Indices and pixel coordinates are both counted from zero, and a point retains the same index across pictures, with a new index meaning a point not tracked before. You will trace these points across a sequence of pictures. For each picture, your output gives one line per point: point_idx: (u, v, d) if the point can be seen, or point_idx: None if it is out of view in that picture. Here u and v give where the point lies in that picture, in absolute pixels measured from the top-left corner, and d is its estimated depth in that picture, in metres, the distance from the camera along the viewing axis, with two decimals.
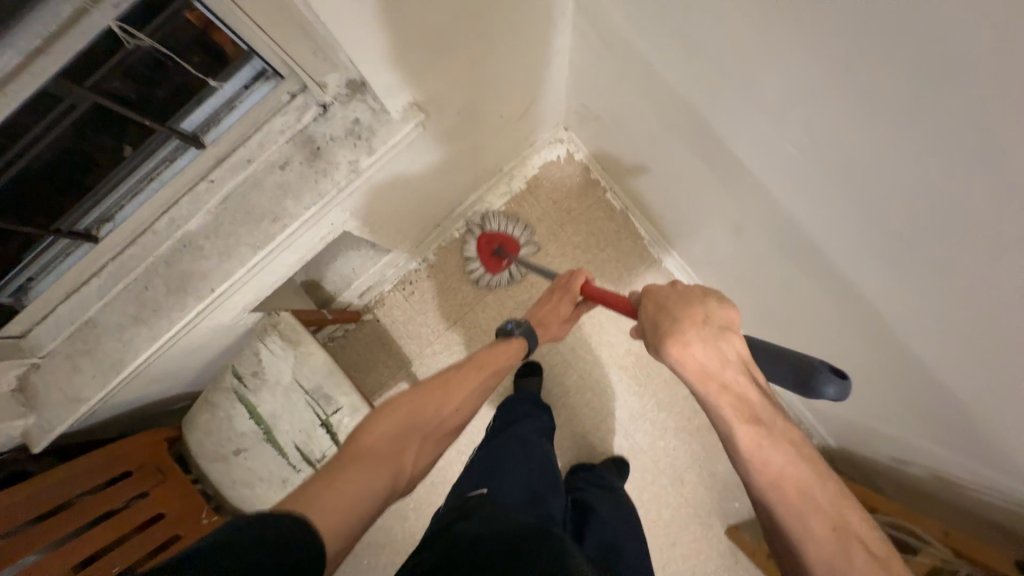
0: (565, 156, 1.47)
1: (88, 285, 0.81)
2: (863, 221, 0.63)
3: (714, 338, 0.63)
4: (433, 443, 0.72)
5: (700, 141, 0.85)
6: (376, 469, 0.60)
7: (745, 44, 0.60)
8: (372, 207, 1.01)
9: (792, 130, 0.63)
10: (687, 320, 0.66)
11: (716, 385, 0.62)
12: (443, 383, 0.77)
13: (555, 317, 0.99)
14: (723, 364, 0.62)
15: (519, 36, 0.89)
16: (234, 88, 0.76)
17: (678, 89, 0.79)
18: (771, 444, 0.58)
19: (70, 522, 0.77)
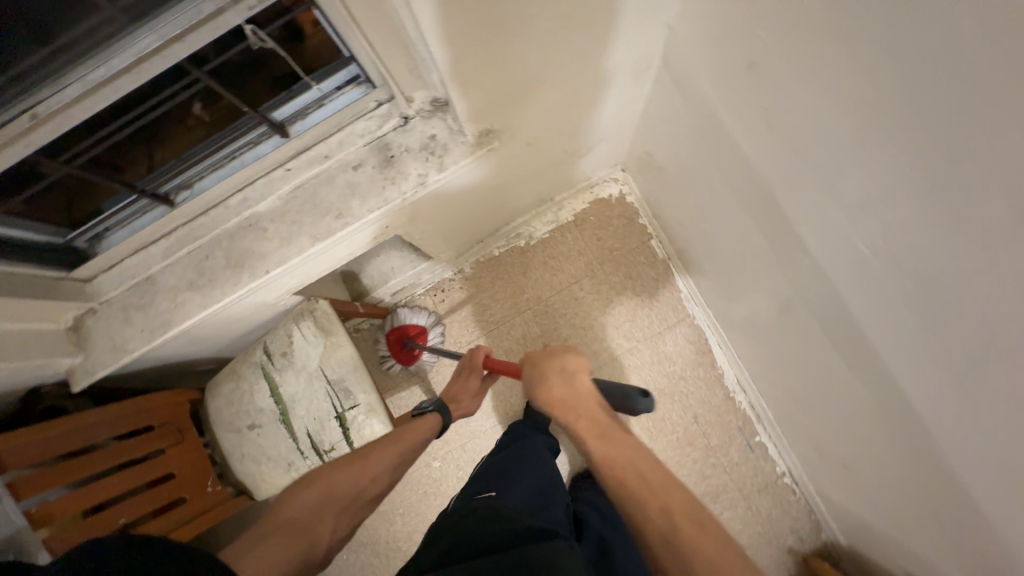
0: (616, 196, 1.48)
1: (156, 244, 0.85)
2: (923, 334, 0.62)
3: (567, 378, 0.82)
4: (353, 512, 0.82)
5: (765, 215, 0.84)
6: (283, 546, 0.72)
7: (834, 137, 0.60)
8: (426, 217, 1.04)
9: (869, 229, 0.62)
10: (551, 367, 0.85)
11: (569, 409, 0.79)
12: (362, 455, 0.87)
13: (465, 393, 1.09)
14: (577, 395, 0.80)
15: (601, 82, 0.91)
16: (328, 88, 0.80)
17: (752, 162, 0.79)
18: (614, 447, 0.71)
19: (91, 467, 0.81)
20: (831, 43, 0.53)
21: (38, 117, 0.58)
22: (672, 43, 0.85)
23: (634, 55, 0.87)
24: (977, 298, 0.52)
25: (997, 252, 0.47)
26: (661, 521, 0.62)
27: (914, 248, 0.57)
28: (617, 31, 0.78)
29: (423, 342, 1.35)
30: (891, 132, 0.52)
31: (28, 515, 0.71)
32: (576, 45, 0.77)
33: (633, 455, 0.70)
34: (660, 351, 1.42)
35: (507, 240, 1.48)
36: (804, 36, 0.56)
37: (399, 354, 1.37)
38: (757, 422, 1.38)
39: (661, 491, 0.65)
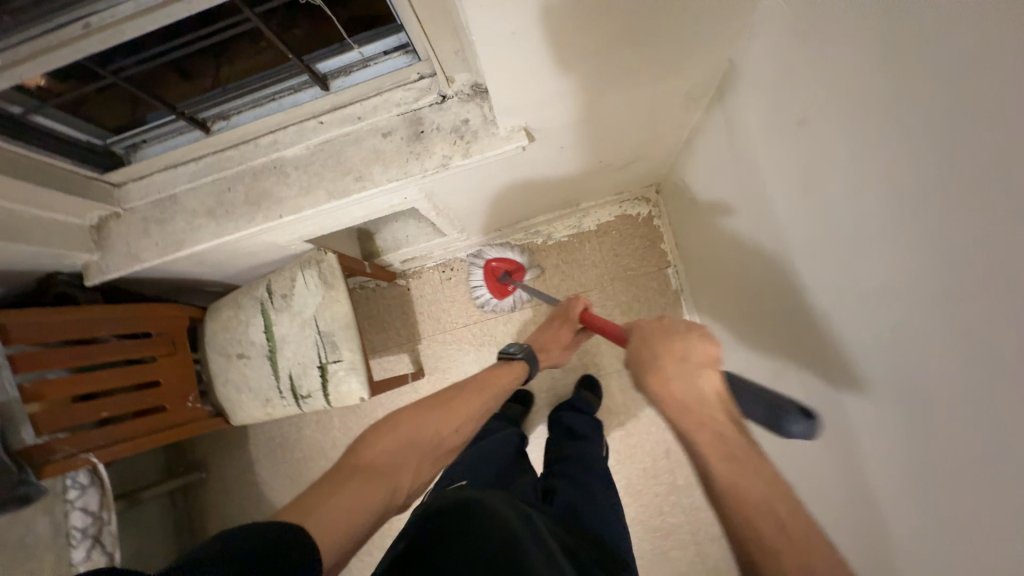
0: (644, 217, 1.45)
1: (185, 166, 0.89)
2: (905, 431, 0.60)
3: (690, 373, 0.65)
4: (433, 460, 0.78)
5: (780, 275, 0.81)
6: (369, 482, 0.67)
7: (859, 213, 0.58)
8: (446, 196, 1.04)
9: (873, 314, 0.60)
10: (666, 352, 0.69)
11: (693, 416, 0.62)
12: (444, 403, 0.85)
13: (554, 343, 1.06)
14: (701, 399, 0.63)
15: (651, 102, 0.88)
16: (374, 51, 0.81)
17: (779, 217, 0.76)
18: (743, 477, 0.54)
19: (86, 357, 0.85)
20: (886, 123, 0.50)
21: (91, 27, 0.61)
22: (730, 78, 0.81)
23: (690, 82, 0.84)
24: (971, 421, 0.49)
25: (1001, 385, 0.45)
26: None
27: (917, 354, 0.54)
28: (677, 55, 0.75)
29: (520, 277, 1.36)
30: (924, 231, 0.49)
31: (20, 388, 0.77)
32: (634, 62, 0.74)
33: (769, 494, 0.53)
34: None
35: (526, 235, 1.48)
36: (852, 106, 0.54)
37: (494, 289, 1.36)
38: None
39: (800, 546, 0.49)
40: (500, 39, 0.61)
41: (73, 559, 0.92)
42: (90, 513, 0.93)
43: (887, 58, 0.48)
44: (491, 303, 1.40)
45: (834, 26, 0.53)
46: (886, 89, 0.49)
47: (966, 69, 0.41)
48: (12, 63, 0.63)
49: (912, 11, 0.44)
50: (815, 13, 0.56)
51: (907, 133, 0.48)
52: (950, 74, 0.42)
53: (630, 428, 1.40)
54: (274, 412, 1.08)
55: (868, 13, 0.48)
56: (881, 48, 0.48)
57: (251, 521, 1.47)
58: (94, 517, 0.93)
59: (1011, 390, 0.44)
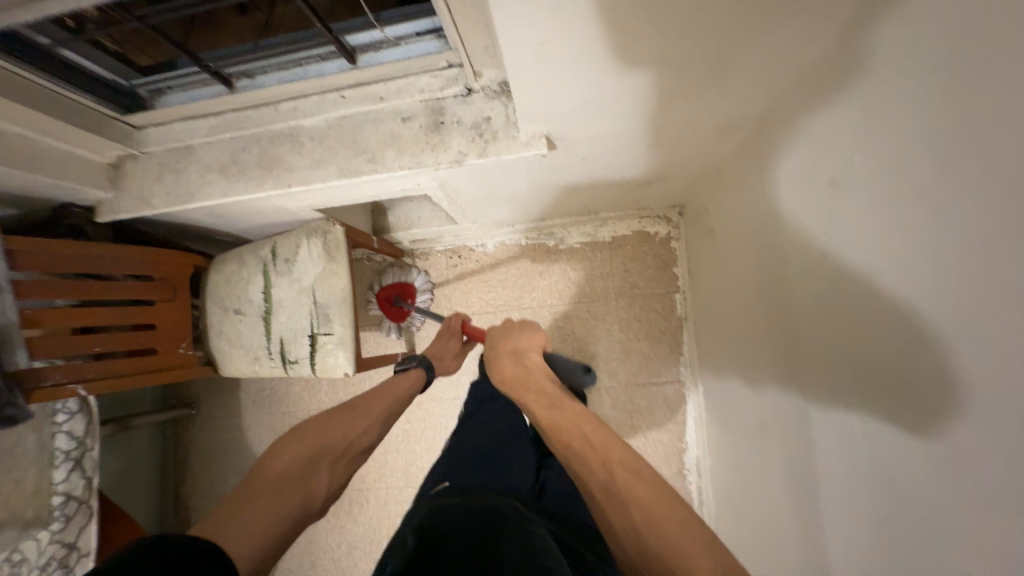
0: (662, 236, 1.40)
1: (205, 118, 0.88)
2: (874, 463, 0.58)
3: (516, 357, 0.94)
4: (347, 462, 0.81)
5: (781, 307, 0.79)
6: (280, 492, 0.69)
7: (858, 230, 0.57)
8: (460, 187, 1.02)
9: (856, 336, 0.59)
10: (505, 350, 0.97)
11: (520, 384, 0.88)
12: (349, 408, 0.89)
13: (447, 353, 1.17)
14: (530, 374, 0.90)
15: (685, 125, 0.84)
16: (405, 31, 0.78)
17: (786, 241, 0.74)
18: (567, 420, 0.74)
19: (86, 292, 0.87)
20: (916, 206, 0.47)
21: None
22: (771, 118, 0.75)
23: (726, 114, 0.80)
24: (944, 496, 0.48)
25: (983, 490, 0.43)
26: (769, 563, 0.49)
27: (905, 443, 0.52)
28: (717, 86, 0.70)
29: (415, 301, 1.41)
30: (922, 302, 0.47)
31: (22, 313, 0.80)
32: (669, 88, 0.70)
33: (578, 420, 0.73)
34: (634, 400, 1.40)
35: (538, 234, 1.46)
36: (864, 123, 0.53)
37: (392, 313, 1.40)
38: (698, 508, 1.34)
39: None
40: (525, 48, 0.58)
41: (52, 478, 0.97)
42: (75, 437, 0.99)
43: (931, 140, 0.44)
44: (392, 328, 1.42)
45: (888, 93, 0.49)
46: (922, 173, 0.46)
47: (1005, 174, 0.37)
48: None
49: (952, 74, 0.41)
50: (872, 71, 0.51)
51: (934, 223, 0.45)
52: (990, 175, 0.39)
53: None
54: (261, 371, 1.10)
55: (924, 89, 0.45)
56: (927, 129, 0.45)
57: (233, 463, 1.54)
58: (78, 442, 1.00)
59: (999, 509, 0.42)
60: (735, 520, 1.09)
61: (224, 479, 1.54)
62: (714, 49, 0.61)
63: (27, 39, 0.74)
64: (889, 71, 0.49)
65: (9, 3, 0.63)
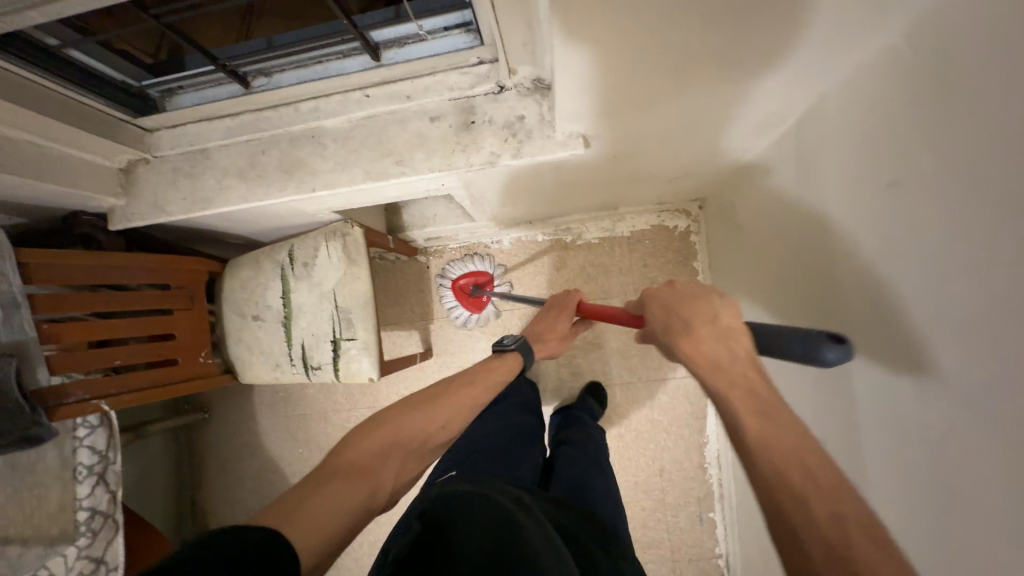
0: (681, 230, 1.39)
1: (219, 121, 0.84)
2: (905, 442, 0.62)
3: (723, 335, 0.61)
4: (417, 458, 0.78)
5: (807, 299, 0.81)
6: (354, 482, 0.67)
7: (886, 224, 0.60)
8: (483, 187, 0.99)
9: (881, 324, 0.62)
10: (696, 315, 0.65)
11: (722, 375, 0.58)
12: (430, 398, 0.86)
13: (551, 332, 1.06)
14: (731, 358, 0.59)
15: (719, 124, 0.82)
16: (433, 26, 0.75)
17: (815, 235, 0.77)
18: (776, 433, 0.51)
19: (103, 304, 0.84)
20: (993, 217, 0.45)
21: None
22: (814, 114, 0.73)
23: (767, 110, 0.77)
24: (976, 471, 0.51)
25: (1009, 464, 0.47)
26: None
27: (973, 456, 0.51)
28: (765, 83, 0.68)
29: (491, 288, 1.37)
30: (950, 290, 0.51)
31: (40, 329, 0.77)
32: (715, 85, 0.67)
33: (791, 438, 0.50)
34: (654, 396, 1.39)
35: (555, 230, 1.43)
36: (897, 120, 0.56)
37: (470, 304, 1.37)
38: (718, 500, 1.36)
39: (864, 544, 0.43)
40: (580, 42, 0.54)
41: (77, 494, 0.97)
42: (98, 451, 0.99)
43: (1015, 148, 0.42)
44: (471, 320, 1.39)
45: (959, 97, 0.47)
46: (1002, 181, 0.44)
47: None
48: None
49: (985, 78, 0.44)
50: (941, 72, 0.49)
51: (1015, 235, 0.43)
52: None
53: (628, 440, 1.39)
54: (282, 378, 1.08)
55: (995, 92, 0.43)
56: (1000, 133, 0.43)
57: (249, 467, 1.53)
58: (101, 456, 0.99)
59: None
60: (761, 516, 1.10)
61: (240, 484, 1.53)
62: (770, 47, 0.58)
63: (35, 41, 0.70)
64: (943, 73, 0.48)
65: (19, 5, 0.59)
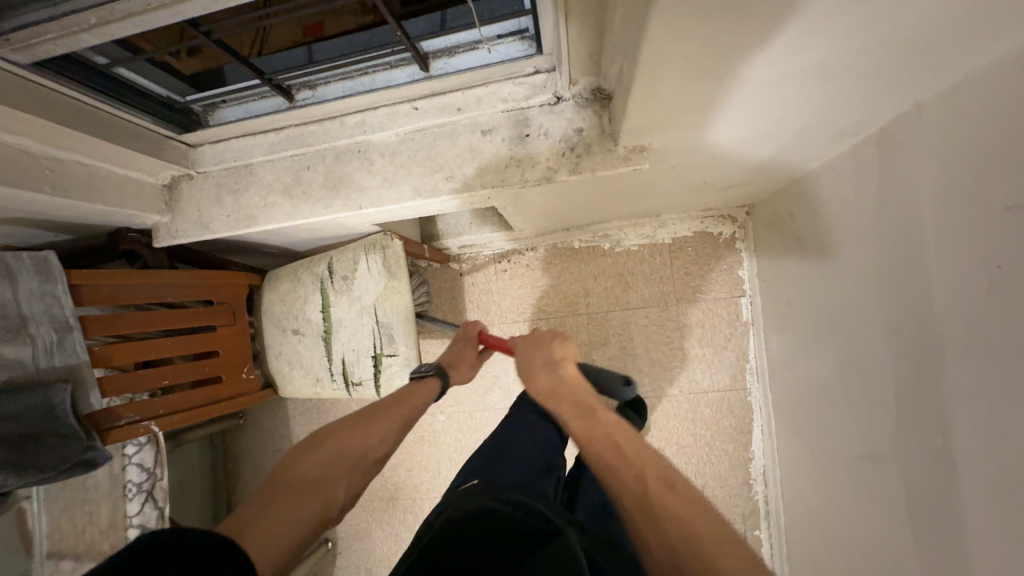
0: (727, 237, 1.33)
1: (263, 135, 0.82)
2: (998, 475, 0.57)
3: (552, 368, 0.81)
4: (363, 472, 0.74)
5: (886, 316, 0.76)
6: (297, 498, 0.63)
7: (990, 238, 0.55)
8: (529, 198, 0.95)
9: (984, 346, 0.57)
10: (539, 360, 0.84)
11: (555, 396, 0.77)
12: (366, 415, 0.81)
13: (463, 361, 1.02)
14: (563, 382, 0.78)
15: (784, 134, 0.77)
16: (488, 34, 0.70)
17: (894, 247, 0.72)
18: (593, 425, 0.68)
19: (149, 323, 0.82)
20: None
21: None
22: (904, 124, 0.66)
23: (846, 119, 0.71)
24: None
25: None
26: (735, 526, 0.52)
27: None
28: (848, 93, 0.62)
29: None
30: None
31: (91, 351, 0.77)
32: (795, 98, 0.62)
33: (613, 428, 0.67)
34: (697, 410, 1.34)
35: (592, 237, 1.39)
36: (1006, 126, 0.51)
37: None
38: (763, 518, 1.31)
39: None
40: (666, 49, 0.49)
41: (128, 511, 1.04)
42: (145, 469, 1.04)
43: None
44: None
45: None
46: None
47: None
48: (104, 21, 0.56)
49: None
50: None
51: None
52: None
53: (669, 454, 1.35)
54: (323, 392, 1.07)
55: None
56: None
57: None
58: (148, 473, 1.05)
59: None
60: (818, 542, 1.05)
61: None
62: (871, 59, 0.52)
63: (84, 60, 0.69)
64: None
65: (73, 26, 0.57)
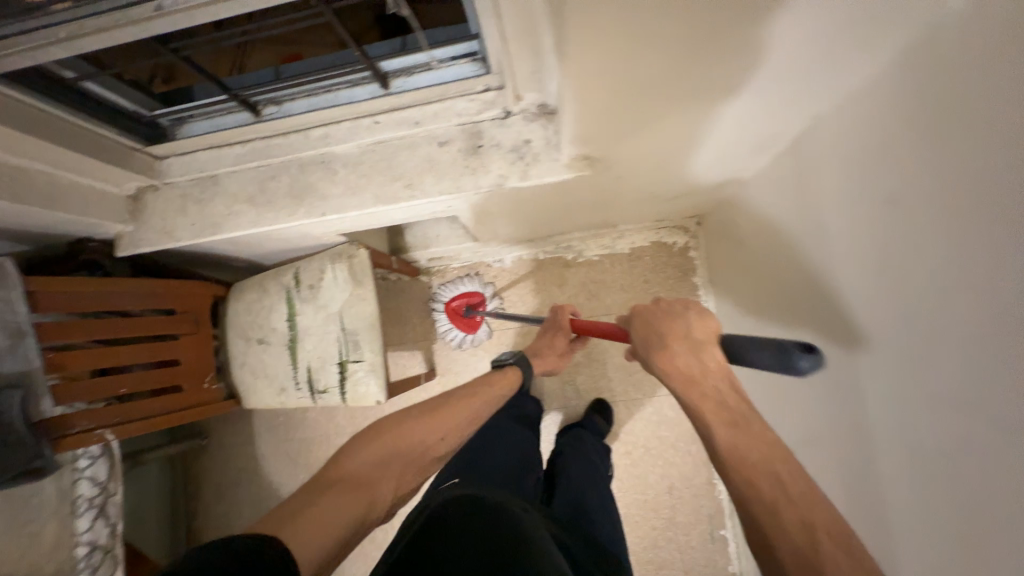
0: (680, 246, 1.41)
1: (229, 148, 0.85)
2: (902, 442, 0.63)
3: (695, 348, 0.67)
4: (416, 471, 0.76)
5: (804, 307, 0.84)
6: (347, 494, 0.66)
7: (872, 230, 0.62)
8: (490, 208, 1.01)
9: (872, 327, 0.64)
10: (672, 332, 0.70)
11: (694, 388, 0.64)
12: (432, 410, 0.82)
13: (550, 348, 1.04)
14: (703, 370, 0.65)
15: (714, 149, 0.85)
16: (442, 55, 0.76)
17: (810, 244, 0.80)
18: (743, 440, 0.55)
19: (110, 331, 0.84)
20: (991, 230, 0.45)
21: (163, 9, 0.57)
22: (808, 136, 0.75)
23: (764, 133, 0.79)
24: (962, 466, 0.52)
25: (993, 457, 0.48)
26: (799, 537, 0.48)
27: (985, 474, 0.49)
28: (758, 109, 0.70)
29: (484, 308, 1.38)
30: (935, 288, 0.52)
31: (45, 358, 0.77)
32: (713, 113, 0.69)
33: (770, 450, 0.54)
34: (661, 412, 1.39)
35: (557, 248, 1.45)
36: (876, 131, 0.59)
37: (464, 324, 1.39)
38: (728, 517, 1.34)
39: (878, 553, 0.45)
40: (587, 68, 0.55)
41: (76, 529, 1.00)
42: (99, 483, 1.03)
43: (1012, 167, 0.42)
44: (465, 340, 1.41)
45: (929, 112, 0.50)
46: (968, 189, 0.47)
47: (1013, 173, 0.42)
48: (72, 36, 0.60)
49: (942, 90, 0.48)
50: (925, 96, 0.50)
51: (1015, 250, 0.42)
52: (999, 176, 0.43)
53: (636, 456, 1.38)
54: (288, 402, 1.07)
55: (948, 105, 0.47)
56: (959, 140, 0.47)
57: (249, 495, 1.49)
58: (101, 488, 1.03)
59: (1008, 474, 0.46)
60: None
61: (239, 512, 1.49)
62: (763, 78, 0.61)
63: (53, 75, 0.72)
64: (911, 91, 0.52)
65: (41, 40, 0.61)
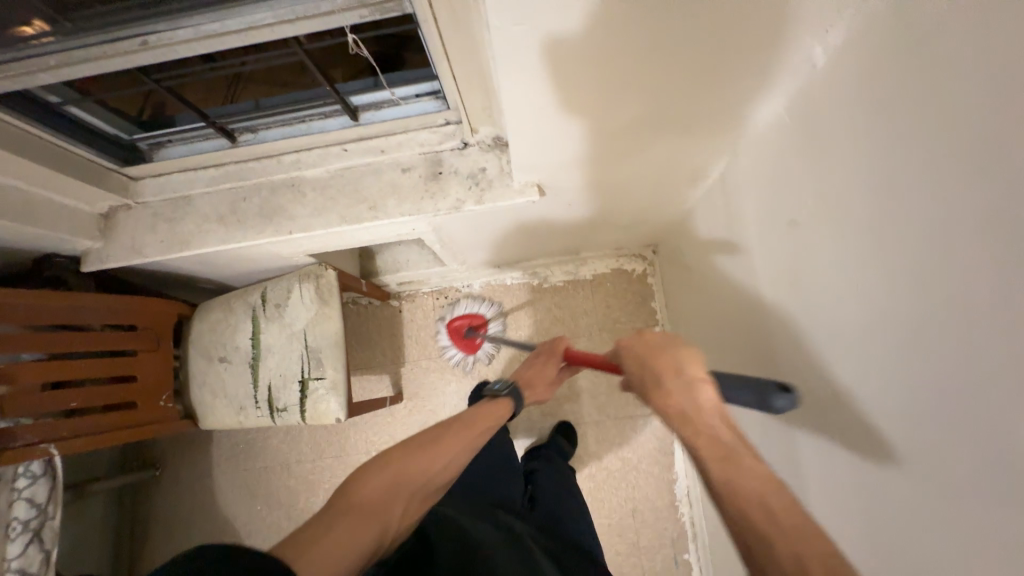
0: (639, 273, 1.50)
1: (203, 170, 0.91)
2: (821, 439, 0.68)
3: (687, 387, 0.64)
4: (425, 500, 0.70)
5: (742, 322, 0.90)
6: (355, 526, 0.60)
7: (785, 246, 0.70)
8: (452, 232, 1.07)
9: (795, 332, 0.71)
10: (662, 366, 0.68)
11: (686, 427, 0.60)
12: (437, 437, 0.76)
13: (539, 379, 0.97)
14: (699, 410, 0.61)
15: (654, 181, 0.94)
16: (407, 93, 0.85)
17: (739, 263, 0.88)
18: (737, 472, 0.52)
19: (65, 344, 0.84)
20: (878, 236, 0.51)
21: (149, 44, 0.64)
22: (730, 170, 0.85)
23: (695, 166, 0.89)
24: (868, 452, 0.58)
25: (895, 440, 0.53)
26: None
27: (906, 464, 0.52)
28: (684, 145, 0.79)
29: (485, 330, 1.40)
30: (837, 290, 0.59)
31: None
32: (648, 147, 0.78)
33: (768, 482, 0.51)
34: (623, 434, 1.42)
35: (524, 275, 1.52)
36: (779, 161, 0.68)
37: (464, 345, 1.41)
38: (691, 541, 1.34)
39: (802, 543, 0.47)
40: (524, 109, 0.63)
41: (7, 553, 0.95)
42: (36, 505, 0.98)
43: (877, 183, 0.50)
44: (465, 359, 1.43)
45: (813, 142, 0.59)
46: (848, 203, 0.55)
47: (880, 188, 0.50)
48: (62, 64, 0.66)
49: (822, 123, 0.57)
50: (812, 128, 0.59)
51: (914, 248, 0.47)
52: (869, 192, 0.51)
53: (600, 479, 1.39)
54: (246, 421, 1.06)
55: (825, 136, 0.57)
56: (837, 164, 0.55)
57: (200, 529, 1.42)
58: (39, 510, 0.98)
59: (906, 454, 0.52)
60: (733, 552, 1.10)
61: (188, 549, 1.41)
62: (684, 116, 0.70)
63: (37, 99, 0.78)
64: (800, 126, 0.62)
65: (33, 67, 0.67)
